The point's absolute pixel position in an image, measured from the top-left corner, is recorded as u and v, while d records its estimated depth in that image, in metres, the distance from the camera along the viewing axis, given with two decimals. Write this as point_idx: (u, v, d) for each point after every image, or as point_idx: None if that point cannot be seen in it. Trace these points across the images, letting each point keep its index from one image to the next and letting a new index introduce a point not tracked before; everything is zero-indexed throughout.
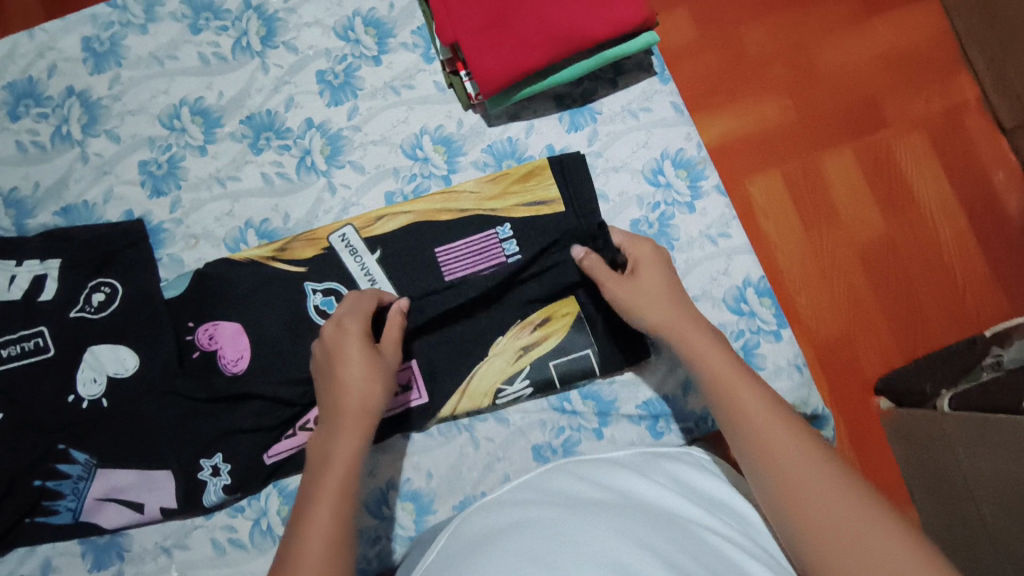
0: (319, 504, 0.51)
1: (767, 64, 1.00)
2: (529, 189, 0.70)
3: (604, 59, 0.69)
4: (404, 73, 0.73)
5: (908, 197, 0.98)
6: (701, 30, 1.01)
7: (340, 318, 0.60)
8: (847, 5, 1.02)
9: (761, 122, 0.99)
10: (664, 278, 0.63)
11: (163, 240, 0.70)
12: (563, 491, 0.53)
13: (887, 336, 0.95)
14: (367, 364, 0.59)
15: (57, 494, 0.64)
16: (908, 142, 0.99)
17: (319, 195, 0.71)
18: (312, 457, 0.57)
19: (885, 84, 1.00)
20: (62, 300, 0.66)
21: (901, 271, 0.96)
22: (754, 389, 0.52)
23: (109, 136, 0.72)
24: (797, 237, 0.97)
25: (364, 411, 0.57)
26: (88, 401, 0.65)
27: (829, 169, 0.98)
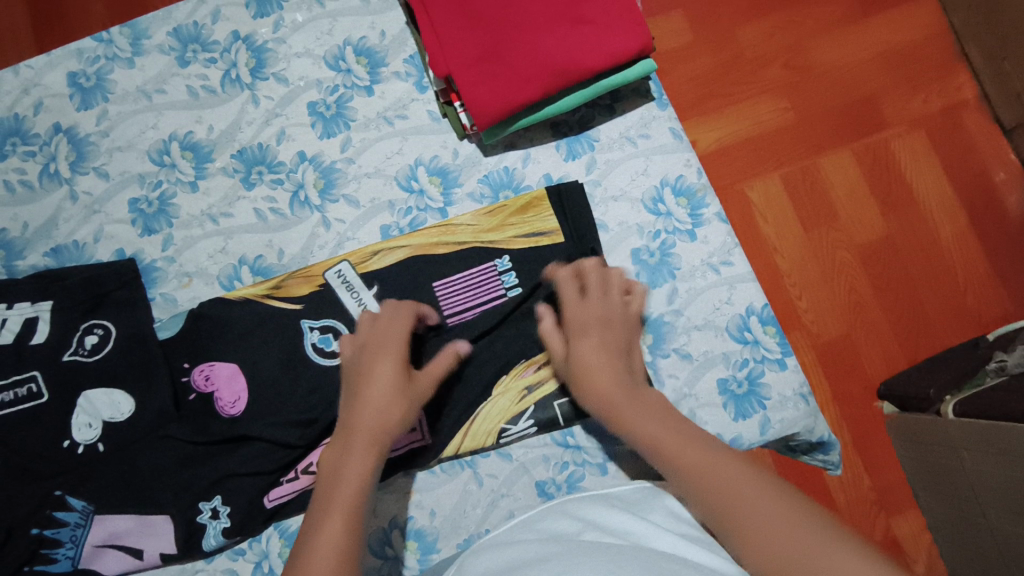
0: (328, 524, 0.49)
1: (765, 73, 0.99)
2: (527, 221, 0.69)
3: (599, 89, 0.68)
4: (397, 103, 0.72)
5: (909, 198, 0.97)
6: (698, 43, 0.99)
7: (376, 338, 0.60)
8: (844, 12, 1.01)
9: (758, 129, 0.98)
10: (604, 345, 0.60)
11: (156, 279, 0.69)
12: (554, 534, 0.51)
13: (890, 340, 0.94)
14: (399, 387, 0.58)
15: (55, 542, 0.62)
16: (908, 144, 0.98)
17: (313, 230, 0.70)
18: (320, 476, 0.54)
19: (885, 89, 0.99)
20: (54, 344, 0.65)
21: (901, 269, 0.95)
22: (697, 443, 0.49)
23: (98, 173, 0.70)
24: (796, 240, 0.96)
25: (381, 432, 0.55)
26: (83, 446, 0.64)
27: (828, 172, 0.97)
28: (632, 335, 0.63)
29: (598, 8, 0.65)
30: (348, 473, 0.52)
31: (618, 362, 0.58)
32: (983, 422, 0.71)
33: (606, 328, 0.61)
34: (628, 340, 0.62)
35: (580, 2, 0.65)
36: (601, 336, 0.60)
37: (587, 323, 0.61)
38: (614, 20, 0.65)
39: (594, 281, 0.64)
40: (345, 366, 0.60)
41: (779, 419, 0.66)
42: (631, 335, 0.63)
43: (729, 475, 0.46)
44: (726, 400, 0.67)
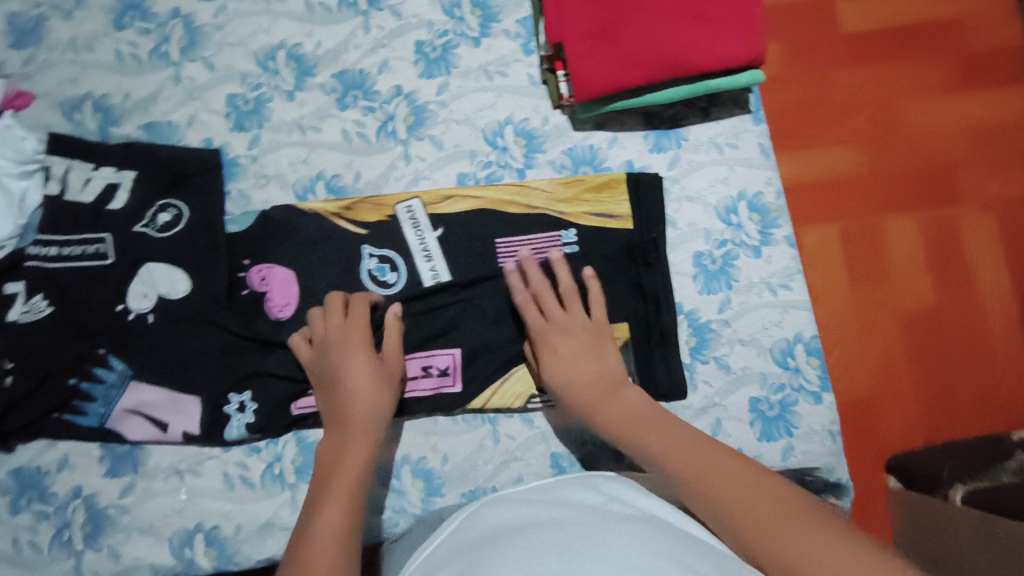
0: (326, 509, 0.53)
1: (851, 121, 0.99)
2: (600, 201, 0.70)
3: (704, 89, 0.67)
4: (500, 60, 0.73)
5: (966, 276, 0.96)
6: (790, 76, 0.99)
7: (338, 329, 0.62)
8: (942, 76, 1.01)
9: (829, 174, 0.97)
10: (569, 356, 0.63)
11: (235, 174, 0.71)
12: (572, 500, 0.53)
13: (914, 410, 0.92)
14: (375, 374, 0.61)
15: (88, 396, 0.65)
16: (976, 223, 0.97)
17: (393, 162, 0.71)
18: (319, 471, 0.58)
19: (966, 163, 0.98)
20: (130, 212, 0.68)
21: (939, 345, 0.94)
22: (671, 428, 0.57)
23: (204, 62, 0.72)
24: (845, 289, 0.94)
25: (373, 419, 0.59)
26: (135, 314, 0.66)
27: (890, 232, 0.96)
28: (601, 337, 0.64)
29: (719, 9, 0.65)
30: (346, 463, 0.57)
31: (588, 368, 0.63)
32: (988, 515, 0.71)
33: (567, 338, 0.64)
34: (602, 341, 0.64)
35: (701, 0, 0.65)
36: (567, 346, 0.63)
37: (557, 330, 0.64)
38: (733, 25, 0.65)
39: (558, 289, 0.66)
40: (315, 361, 0.63)
41: (802, 450, 0.67)
42: (602, 334, 0.65)
43: (708, 461, 0.52)
44: (754, 418, 0.67)
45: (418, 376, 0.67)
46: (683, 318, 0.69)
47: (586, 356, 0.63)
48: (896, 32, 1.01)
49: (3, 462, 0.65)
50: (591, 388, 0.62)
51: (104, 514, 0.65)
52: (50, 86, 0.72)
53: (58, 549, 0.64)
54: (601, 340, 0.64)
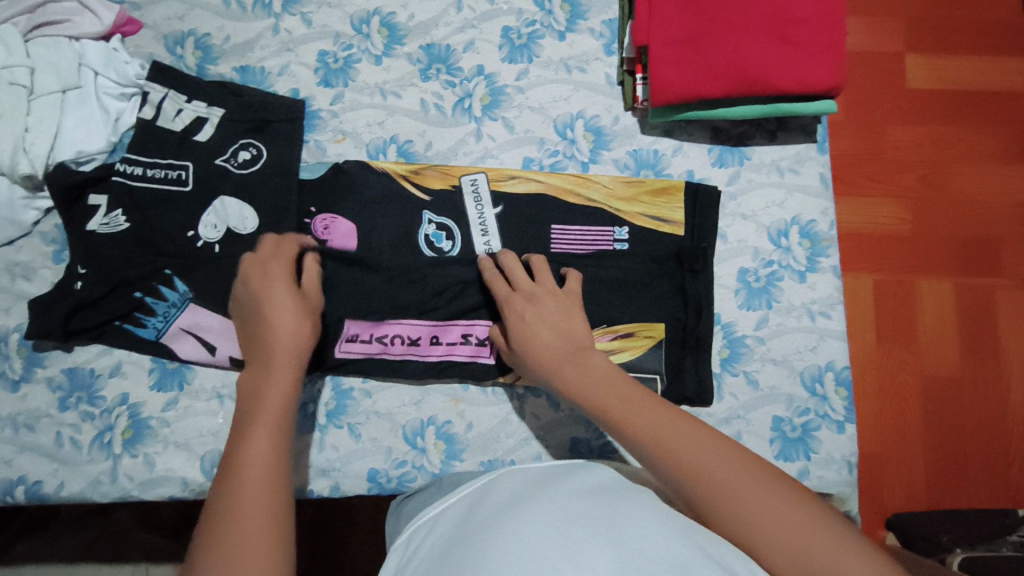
0: (252, 439, 0.52)
1: (901, 178, 1.00)
2: (657, 204, 0.72)
3: (778, 111, 0.70)
4: (582, 56, 0.76)
5: (994, 350, 0.96)
6: (850, 119, 1.01)
7: (262, 264, 0.64)
8: (1003, 143, 1.01)
9: (874, 223, 0.99)
10: (531, 320, 0.62)
11: (316, 126, 0.75)
12: (592, 481, 0.55)
13: (920, 474, 0.93)
14: (297, 307, 0.61)
15: (150, 310, 0.68)
16: (1011, 297, 0.97)
17: (464, 137, 0.74)
18: (242, 397, 0.58)
19: (1011, 237, 0.98)
20: (214, 147, 0.72)
21: (958, 412, 0.94)
22: (650, 407, 0.54)
23: (303, 18, 0.76)
24: (868, 343, 0.95)
25: (293, 348, 0.59)
26: (203, 242, 0.70)
27: (925, 294, 0.96)
28: (572, 306, 0.64)
29: (807, 34, 0.67)
30: (269, 392, 0.56)
31: (549, 327, 0.62)
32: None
33: (531, 304, 0.63)
34: (557, 311, 0.63)
35: (790, 23, 0.67)
36: (517, 324, 0.62)
37: (513, 302, 0.64)
38: (818, 52, 0.67)
39: (514, 263, 0.66)
40: (242, 301, 0.63)
41: (817, 475, 0.68)
42: (563, 304, 0.63)
43: (689, 444, 0.50)
44: (775, 437, 0.69)
45: (457, 342, 0.69)
46: (719, 329, 0.71)
47: (554, 323, 0.62)
48: (962, 95, 1.02)
49: (60, 360, 0.69)
50: (551, 356, 0.60)
51: (146, 424, 0.68)
52: (156, 19, 0.76)
53: (98, 449, 0.67)
54: (556, 310, 0.63)
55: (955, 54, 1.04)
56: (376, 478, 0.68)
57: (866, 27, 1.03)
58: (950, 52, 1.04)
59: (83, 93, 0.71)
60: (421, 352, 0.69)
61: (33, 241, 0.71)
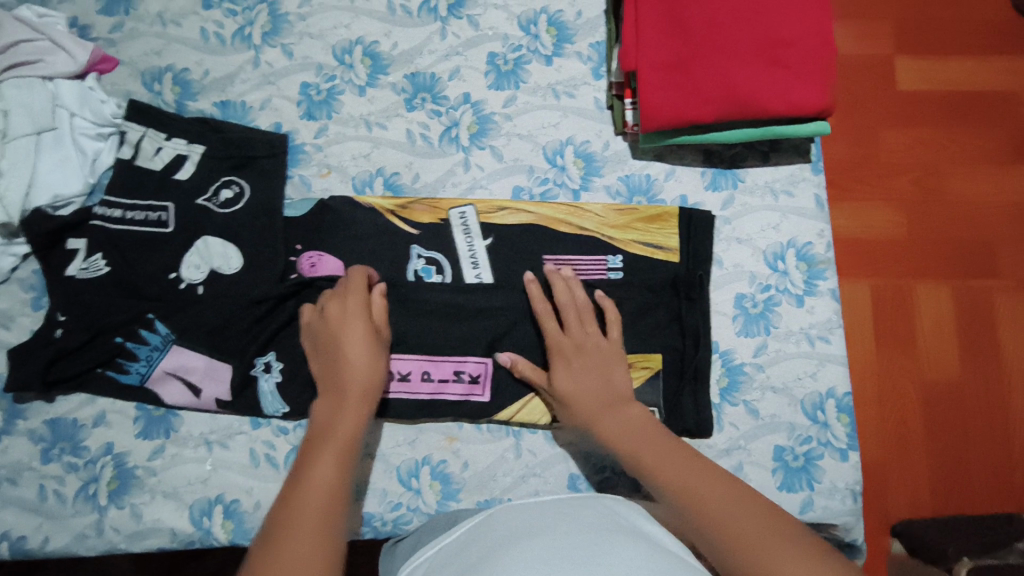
0: (314, 471, 0.54)
1: (895, 182, 0.98)
2: (651, 231, 0.70)
3: (769, 134, 0.68)
4: (570, 81, 0.74)
5: (995, 353, 0.94)
6: (840, 132, 0.99)
7: (342, 297, 0.62)
8: (996, 144, 1.00)
9: (870, 229, 0.97)
10: (584, 372, 0.63)
11: (299, 161, 0.73)
12: (603, 514, 0.55)
13: (924, 482, 0.91)
14: (373, 348, 0.61)
15: (132, 356, 0.66)
16: (1010, 301, 0.95)
17: (452, 167, 0.73)
18: (312, 429, 0.58)
19: (1007, 240, 0.97)
20: (195, 185, 0.70)
21: (960, 418, 0.93)
22: (681, 453, 0.55)
23: (283, 49, 0.74)
24: (869, 351, 0.94)
25: (369, 388, 0.60)
26: (186, 283, 0.68)
27: (923, 299, 0.95)
28: (617, 358, 0.64)
29: (798, 56, 0.65)
30: (341, 424, 0.57)
31: (595, 380, 0.62)
32: None
33: (582, 354, 0.64)
34: (599, 365, 0.63)
35: (780, 44, 0.65)
36: (558, 370, 0.63)
37: (563, 348, 0.64)
38: (810, 74, 0.65)
39: (587, 308, 0.66)
40: (312, 329, 0.63)
41: (822, 505, 0.66)
42: (607, 359, 0.64)
43: (711, 489, 0.51)
44: (777, 467, 0.67)
45: (449, 380, 0.68)
46: (717, 357, 0.70)
47: (598, 370, 0.63)
48: (954, 97, 1.01)
49: (41, 411, 0.67)
50: (585, 404, 0.62)
51: (132, 474, 0.66)
52: (134, 55, 0.74)
53: (83, 502, 0.66)
54: (599, 366, 0.63)
55: (947, 62, 1.02)
56: (370, 522, 0.66)
57: (856, 36, 1.02)
58: (940, 58, 1.03)
59: (58, 134, 0.69)
60: (413, 388, 0.67)
61: (11, 288, 0.69)
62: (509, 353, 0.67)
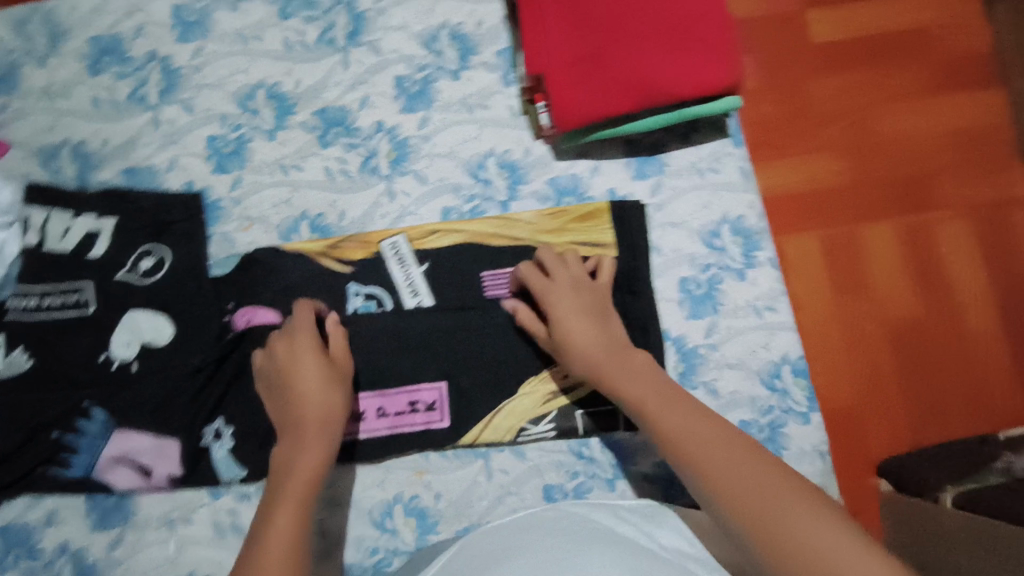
0: (274, 522, 0.51)
1: (824, 131, 0.90)
2: (585, 230, 0.70)
3: (685, 116, 0.68)
4: (481, 92, 0.73)
5: (946, 282, 0.86)
6: (769, 89, 0.90)
7: (288, 335, 0.60)
8: (917, 72, 0.91)
9: (807, 178, 0.88)
10: (583, 317, 0.60)
11: (219, 217, 0.70)
12: (579, 519, 0.57)
13: (898, 420, 0.82)
14: (325, 378, 0.58)
15: (72, 449, 0.64)
16: (953, 231, 0.87)
17: (377, 199, 0.71)
18: (273, 474, 0.55)
19: (943, 170, 0.89)
20: (112, 260, 0.67)
21: (923, 354, 0.84)
22: (683, 409, 0.52)
23: (183, 105, 0.72)
24: (823, 299, 0.85)
25: (327, 421, 0.57)
26: (118, 363, 0.65)
27: (865, 234, 0.87)
28: (604, 303, 0.62)
29: (698, 37, 0.66)
30: (302, 464, 0.55)
31: (593, 329, 0.59)
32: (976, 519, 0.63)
33: (579, 296, 0.61)
34: (598, 303, 0.62)
35: (680, 28, 0.66)
36: (563, 306, 0.60)
37: (557, 295, 0.61)
38: (712, 52, 0.65)
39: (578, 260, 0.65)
40: (266, 366, 0.60)
41: None
42: (604, 300, 0.63)
43: (716, 446, 0.49)
44: None
45: (405, 411, 0.66)
46: (671, 344, 0.70)
47: (593, 318, 0.60)
48: (870, 35, 0.92)
49: None
50: (595, 350, 0.58)
51: (94, 569, 0.63)
52: (26, 135, 0.71)
53: None
54: (602, 305, 0.62)
55: None
56: (351, 572, 0.65)
57: None
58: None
59: None
60: (369, 426, 0.66)
61: None
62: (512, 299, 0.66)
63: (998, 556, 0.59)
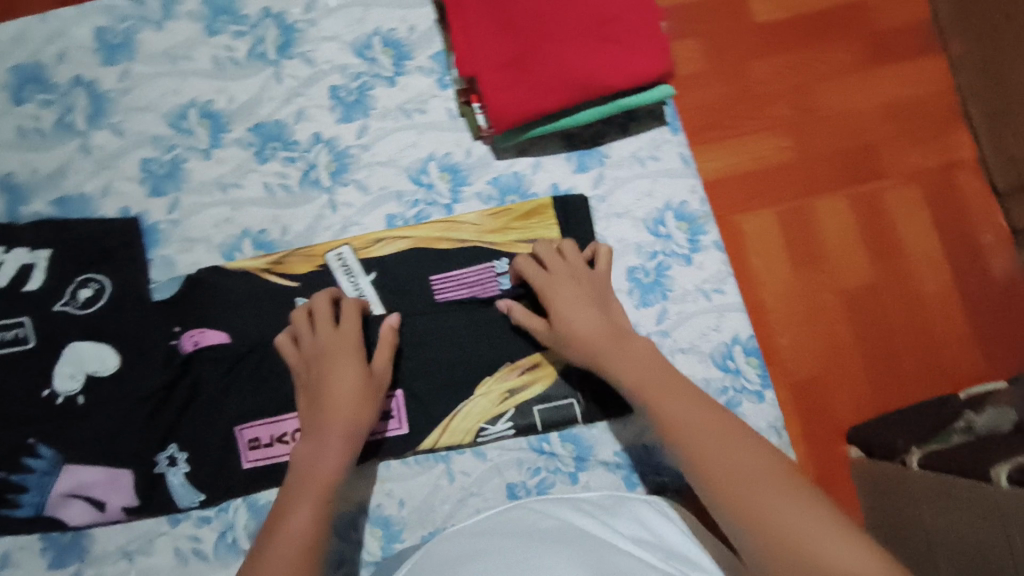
0: (295, 516, 0.53)
1: (771, 110, 0.90)
2: (530, 227, 0.70)
3: (619, 107, 0.69)
4: (417, 97, 0.73)
5: (899, 249, 0.87)
6: (713, 74, 0.90)
7: (326, 333, 0.61)
8: (855, 50, 0.91)
9: (758, 159, 0.88)
10: (595, 305, 0.61)
11: (158, 241, 0.69)
12: (541, 517, 0.56)
13: (862, 388, 0.83)
14: (362, 382, 0.60)
15: (21, 488, 0.62)
16: (903, 198, 0.88)
17: (319, 211, 0.71)
18: (292, 471, 0.57)
19: (889, 139, 0.89)
20: (48, 292, 0.65)
21: (883, 322, 0.85)
22: (682, 394, 0.54)
23: (113, 129, 0.71)
24: (784, 275, 0.85)
25: (355, 426, 0.58)
26: (63, 397, 0.64)
27: (819, 208, 0.87)
28: (605, 292, 0.63)
29: (625, 29, 0.66)
30: (325, 465, 0.56)
31: (605, 315, 0.61)
32: (941, 478, 0.64)
33: (579, 284, 0.63)
34: (597, 292, 0.63)
35: (608, 21, 0.66)
36: (567, 298, 0.61)
37: (564, 282, 0.62)
38: (640, 44, 0.66)
39: (575, 249, 0.65)
40: (298, 362, 0.61)
41: None
42: (601, 289, 0.63)
43: (710, 432, 0.51)
44: None
45: None
46: None
47: (602, 307, 0.62)
48: (810, 15, 0.92)
49: None
50: (597, 337, 0.59)
51: None
52: None
53: None
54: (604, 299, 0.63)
55: None
56: None
57: None
58: None
59: None
60: None
61: None
62: (507, 299, 0.67)
63: (974, 514, 0.60)
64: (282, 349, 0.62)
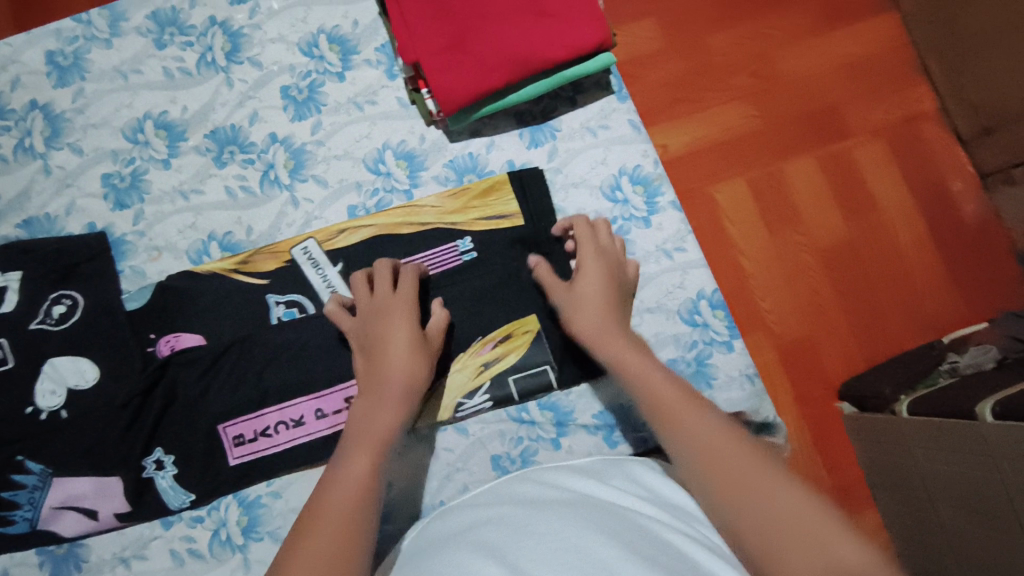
0: (353, 464, 0.53)
1: (730, 79, 0.90)
2: (489, 204, 0.71)
3: (563, 79, 0.70)
4: (367, 90, 0.75)
5: (871, 203, 0.88)
6: (667, 48, 0.90)
7: (385, 295, 0.63)
8: (806, 12, 0.92)
9: (724, 129, 0.89)
10: (601, 273, 0.64)
11: (125, 252, 0.70)
12: (545, 485, 0.56)
13: (849, 342, 0.85)
14: (417, 342, 0.61)
15: (12, 504, 0.63)
16: (870, 154, 0.89)
17: (282, 208, 0.72)
18: (348, 430, 0.57)
19: (848, 99, 0.90)
20: (21, 313, 0.66)
21: (863, 275, 0.86)
22: (656, 374, 0.55)
23: (72, 148, 0.72)
24: (761, 239, 0.86)
25: (411, 384, 0.59)
26: (46, 412, 0.65)
27: (791, 170, 0.88)
28: (617, 262, 0.66)
29: (560, 5, 0.68)
30: (377, 423, 0.56)
31: (609, 284, 0.64)
32: (936, 421, 0.65)
33: (600, 254, 0.66)
34: (614, 263, 0.66)
35: None
36: (591, 258, 0.65)
37: (585, 251, 0.66)
38: (577, 16, 0.68)
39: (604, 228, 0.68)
40: (355, 326, 0.63)
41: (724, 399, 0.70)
42: (618, 258, 0.67)
43: (682, 408, 0.51)
44: None
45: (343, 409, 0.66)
46: None
47: (609, 278, 0.64)
48: None
49: None
50: (593, 317, 0.61)
51: None
52: None
53: None
54: (622, 272, 0.66)
55: None
56: None
57: None
58: None
59: None
60: (310, 429, 0.66)
61: None
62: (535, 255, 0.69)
63: (968, 453, 0.62)
64: (337, 316, 0.65)
